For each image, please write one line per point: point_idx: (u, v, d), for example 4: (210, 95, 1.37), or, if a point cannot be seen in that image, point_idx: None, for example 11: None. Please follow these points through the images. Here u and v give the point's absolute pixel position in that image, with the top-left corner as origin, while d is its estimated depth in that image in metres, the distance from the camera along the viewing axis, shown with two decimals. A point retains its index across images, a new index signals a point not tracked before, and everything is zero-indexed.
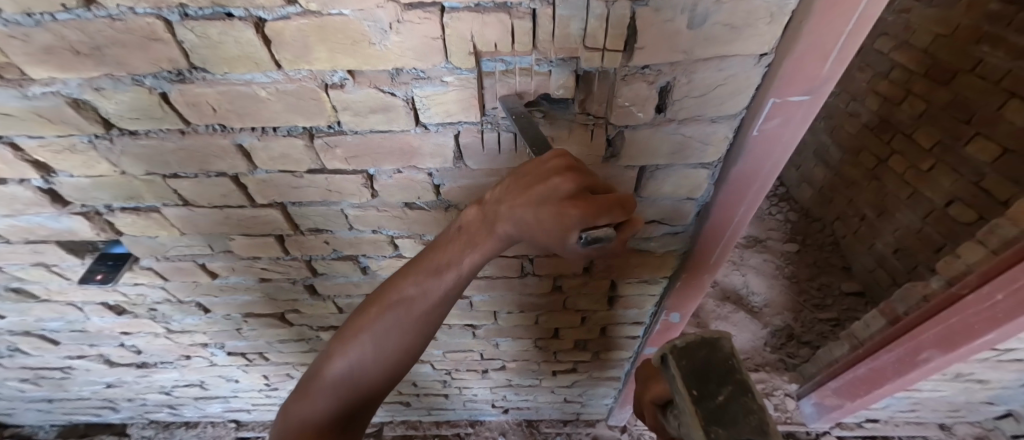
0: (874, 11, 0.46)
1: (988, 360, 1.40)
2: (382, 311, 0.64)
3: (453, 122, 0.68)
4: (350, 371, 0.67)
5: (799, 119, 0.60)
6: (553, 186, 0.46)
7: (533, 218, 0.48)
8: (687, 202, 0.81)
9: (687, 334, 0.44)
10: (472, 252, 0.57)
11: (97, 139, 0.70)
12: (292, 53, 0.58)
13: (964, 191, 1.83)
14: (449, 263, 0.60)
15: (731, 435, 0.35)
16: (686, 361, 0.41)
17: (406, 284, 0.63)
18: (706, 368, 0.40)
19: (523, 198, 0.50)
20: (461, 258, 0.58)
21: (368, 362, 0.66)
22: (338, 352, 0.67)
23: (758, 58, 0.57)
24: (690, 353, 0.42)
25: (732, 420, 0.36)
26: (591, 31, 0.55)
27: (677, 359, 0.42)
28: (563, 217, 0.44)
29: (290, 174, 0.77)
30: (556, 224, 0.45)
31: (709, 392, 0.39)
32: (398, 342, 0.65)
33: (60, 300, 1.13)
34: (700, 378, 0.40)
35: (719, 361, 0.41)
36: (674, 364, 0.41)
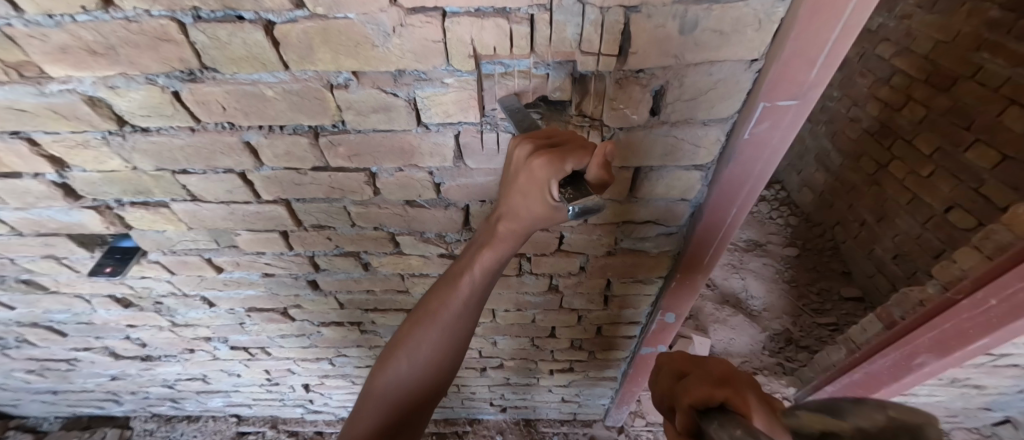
0: (857, 19, 0.48)
1: (983, 365, 1.40)
2: (418, 316, 0.68)
3: (453, 122, 0.70)
4: (396, 384, 0.67)
5: (788, 123, 0.62)
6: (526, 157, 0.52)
7: (526, 194, 0.54)
8: (681, 203, 0.83)
9: None
10: (492, 244, 0.62)
11: (110, 135, 0.73)
12: (297, 54, 0.60)
13: (963, 197, 1.83)
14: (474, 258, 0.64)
15: None
16: None
17: (437, 287, 0.68)
18: None
19: (512, 181, 0.56)
20: (484, 252, 0.63)
21: (412, 367, 0.67)
22: (384, 367, 0.69)
23: (748, 63, 0.59)
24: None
25: None
26: (586, 36, 0.57)
27: None
28: (544, 178, 0.49)
29: (294, 171, 0.79)
30: (535, 179, 0.50)
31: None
32: (436, 340, 0.66)
33: (68, 292, 1.16)
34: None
35: None
36: None
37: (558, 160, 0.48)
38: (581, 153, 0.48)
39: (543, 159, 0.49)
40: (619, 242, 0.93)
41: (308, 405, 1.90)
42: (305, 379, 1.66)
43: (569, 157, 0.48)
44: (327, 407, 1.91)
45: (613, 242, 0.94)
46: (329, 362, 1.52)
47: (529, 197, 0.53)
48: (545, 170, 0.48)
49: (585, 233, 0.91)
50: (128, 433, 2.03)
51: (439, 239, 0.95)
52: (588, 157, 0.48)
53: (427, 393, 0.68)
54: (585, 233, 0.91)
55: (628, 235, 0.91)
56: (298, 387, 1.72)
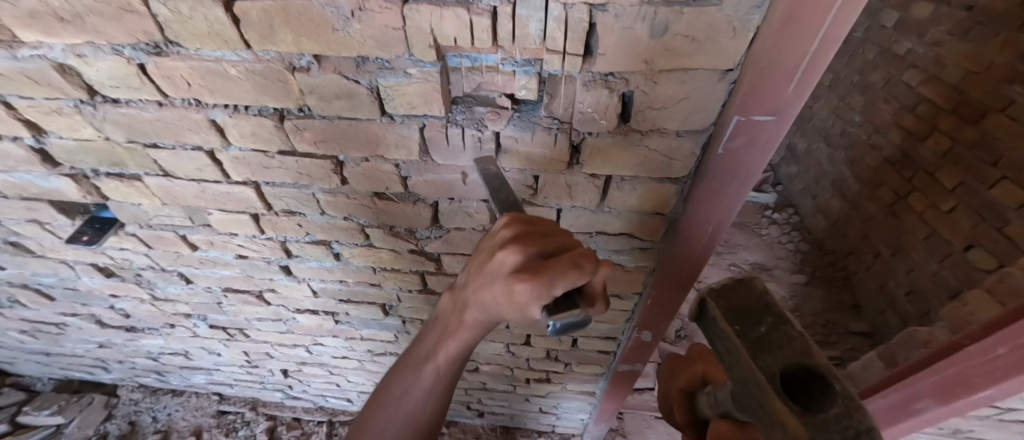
0: (837, 32, 0.44)
1: (988, 418, 1.25)
2: (403, 370, 0.68)
3: (417, 115, 0.68)
4: (382, 430, 0.69)
5: (763, 141, 0.58)
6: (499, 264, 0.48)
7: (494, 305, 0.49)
8: (656, 217, 0.79)
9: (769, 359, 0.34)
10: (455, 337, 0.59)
11: (81, 104, 0.73)
12: (259, 33, 0.59)
13: (984, 236, 1.74)
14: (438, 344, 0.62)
15: (776, 354, 0.34)
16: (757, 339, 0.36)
17: (418, 348, 0.66)
18: (747, 305, 0.39)
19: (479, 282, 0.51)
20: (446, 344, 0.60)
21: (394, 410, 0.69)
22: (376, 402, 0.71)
23: (724, 73, 0.56)
24: (725, 293, 0.40)
25: (775, 345, 0.35)
26: (550, 33, 0.54)
27: (718, 303, 0.40)
28: (523, 303, 0.44)
29: (261, 153, 0.78)
30: (513, 297, 0.45)
31: (751, 327, 0.37)
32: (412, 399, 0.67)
33: (53, 257, 1.18)
34: (738, 315, 0.38)
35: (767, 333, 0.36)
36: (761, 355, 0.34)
37: (541, 290, 0.42)
38: (568, 278, 0.43)
39: (523, 281, 0.44)
40: (593, 253, 0.90)
41: (287, 390, 1.91)
42: (284, 365, 1.66)
43: (553, 281, 0.42)
44: (306, 394, 1.91)
45: None
46: (306, 350, 1.51)
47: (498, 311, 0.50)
48: (527, 294, 0.43)
49: None
50: (114, 401, 2.07)
51: (409, 234, 0.93)
52: (577, 282, 0.43)
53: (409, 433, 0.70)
54: None
55: (602, 246, 0.88)
56: (277, 372, 1.72)
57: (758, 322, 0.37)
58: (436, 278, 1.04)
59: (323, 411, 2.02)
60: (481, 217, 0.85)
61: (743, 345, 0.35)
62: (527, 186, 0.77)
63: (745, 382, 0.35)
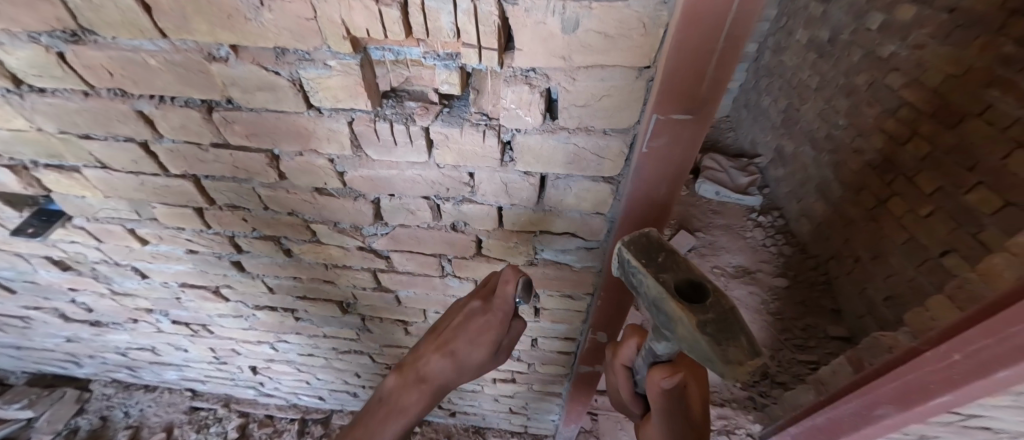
0: (741, 29, 0.45)
1: (953, 425, 1.22)
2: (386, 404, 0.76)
3: (345, 108, 0.67)
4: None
5: (685, 139, 0.58)
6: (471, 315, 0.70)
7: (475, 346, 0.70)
8: (596, 217, 0.78)
9: (670, 278, 0.48)
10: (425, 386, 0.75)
11: (9, 93, 0.72)
12: (173, 23, 0.58)
13: (960, 241, 1.73)
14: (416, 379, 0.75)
15: (676, 272, 0.48)
16: (664, 272, 0.48)
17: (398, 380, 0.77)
18: (649, 245, 0.52)
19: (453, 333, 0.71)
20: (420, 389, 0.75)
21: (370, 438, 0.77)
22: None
23: (640, 71, 0.54)
24: (635, 240, 0.53)
25: (672, 266, 0.49)
26: (462, 27, 0.53)
27: (627, 246, 0.52)
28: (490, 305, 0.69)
29: (194, 145, 0.76)
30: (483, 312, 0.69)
31: (652, 260, 0.50)
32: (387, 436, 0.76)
33: (7, 249, 1.17)
34: (646, 254, 0.50)
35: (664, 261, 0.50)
36: (661, 278, 0.47)
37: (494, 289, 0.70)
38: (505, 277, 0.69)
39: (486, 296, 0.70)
40: (540, 252, 0.89)
41: (259, 388, 1.90)
42: (252, 361, 1.65)
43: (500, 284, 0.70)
44: (278, 392, 1.90)
45: (533, 251, 0.89)
46: (271, 347, 1.50)
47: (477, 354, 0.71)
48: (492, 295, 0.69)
49: (503, 238, 0.87)
50: (86, 396, 2.06)
51: (355, 231, 0.91)
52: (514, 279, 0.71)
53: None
54: (502, 240, 0.87)
55: (547, 245, 0.87)
56: (246, 369, 1.71)
57: (657, 255, 0.50)
58: (387, 276, 1.03)
59: (295, 409, 2.00)
60: (422, 213, 0.84)
61: (651, 271, 0.48)
62: (464, 183, 0.76)
63: (654, 296, 0.48)
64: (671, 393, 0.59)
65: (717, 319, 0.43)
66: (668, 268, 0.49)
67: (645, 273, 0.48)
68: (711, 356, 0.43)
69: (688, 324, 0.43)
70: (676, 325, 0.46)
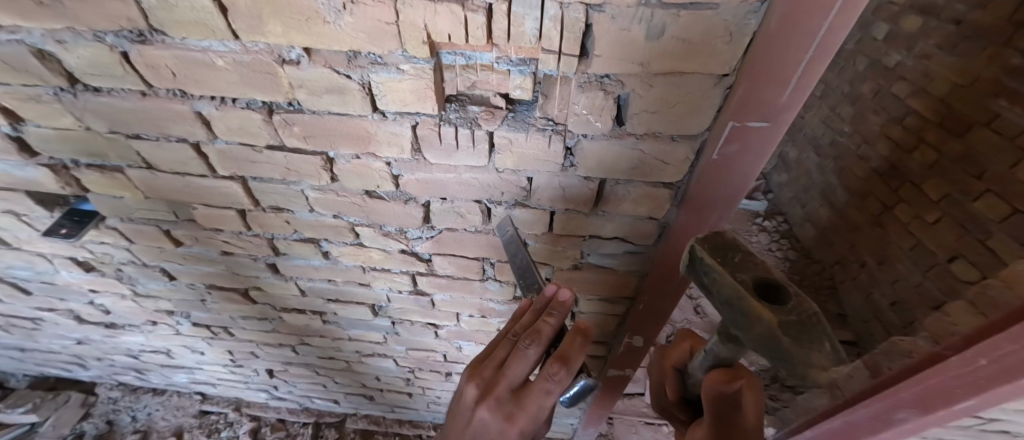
0: (834, 39, 0.44)
1: (971, 428, 1.25)
2: None
3: (410, 112, 0.67)
4: None
5: (758, 146, 0.58)
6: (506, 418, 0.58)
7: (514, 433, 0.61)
8: (649, 222, 0.79)
9: (745, 278, 0.49)
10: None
11: (61, 92, 0.71)
12: (246, 24, 0.57)
13: (968, 248, 1.76)
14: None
15: (750, 272, 0.49)
16: (740, 272, 0.49)
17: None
18: (721, 245, 0.53)
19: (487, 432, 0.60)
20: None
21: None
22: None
23: (719, 78, 0.55)
24: (709, 238, 0.55)
25: (746, 265, 0.50)
26: (545, 33, 0.53)
27: (700, 245, 0.53)
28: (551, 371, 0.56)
29: (248, 147, 0.76)
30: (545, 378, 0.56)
31: (727, 258, 0.51)
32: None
33: (29, 250, 1.14)
34: (720, 254, 0.52)
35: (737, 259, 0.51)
36: (738, 277, 0.49)
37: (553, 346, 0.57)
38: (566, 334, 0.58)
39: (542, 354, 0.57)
40: (586, 256, 0.90)
41: (272, 391, 1.88)
42: (269, 364, 1.63)
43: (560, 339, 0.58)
44: (291, 395, 1.88)
45: (579, 255, 0.90)
46: (291, 350, 1.49)
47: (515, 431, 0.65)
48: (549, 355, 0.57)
49: (551, 242, 0.87)
50: (92, 399, 2.02)
51: (400, 234, 0.92)
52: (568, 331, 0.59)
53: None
54: (550, 244, 0.88)
55: (595, 250, 0.87)
56: (261, 372, 1.69)
57: (732, 255, 0.52)
58: (426, 279, 1.03)
59: (308, 413, 1.98)
60: (472, 217, 0.84)
61: (728, 270, 0.49)
62: (520, 187, 0.76)
63: (728, 296, 0.50)
64: (726, 399, 0.59)
65: (800, 320, 0.45)
66: (742, 268, 0.50)
67: (721, 271, 0.50)
68: (791, 355, 0.45)
69: (768, 323, 0.45)
70: (753, 322, 0.47)
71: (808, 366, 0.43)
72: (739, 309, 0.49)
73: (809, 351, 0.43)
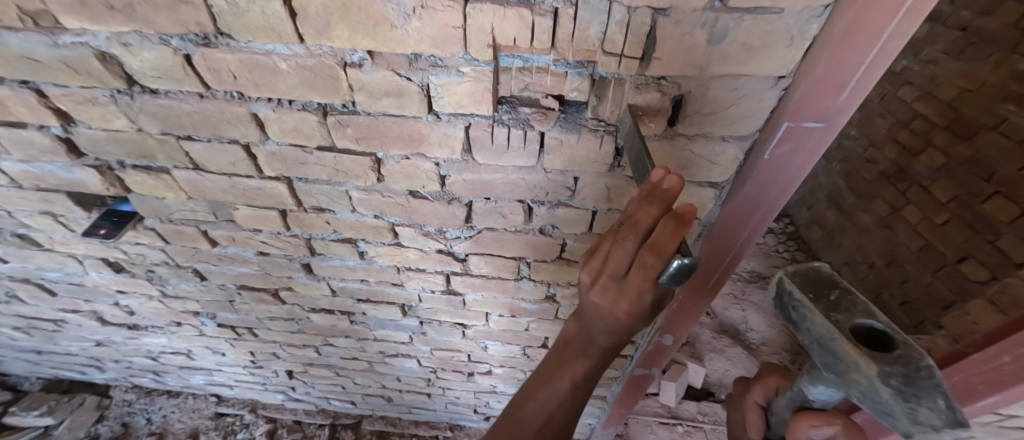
0: (896, 42, 0.46)
1: (990, 425, 1.27)
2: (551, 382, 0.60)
3: (464, 114, 0.68)
4: None
5: (809, 148, 0.60)
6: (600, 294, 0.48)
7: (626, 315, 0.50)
8: (691, 221, 0.81)
9: (842, 318, 0.42)
10: (585, 358, 0.57)
11: (118, 94, 0.72)
12: (315, 28, 0.59)
13: (978, 249, 1.78)
14: (559, 371, 0.59)
15: (848, 315, 0.42)
16: (837, 312, 0.42)
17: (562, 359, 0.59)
18: (817, 278, 0.46)
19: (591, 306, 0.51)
20: (577, 367, 0.57)
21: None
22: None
23: (775, 81, 0.58)
24: (798, 271, 0.47)
25: (845, 306, 0.43)
26: (609, 36, 0.55)
27: (788, 276, 0.47)
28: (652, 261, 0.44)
29: (299, 148, 0.77)
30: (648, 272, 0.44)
31: (821, 297, 0.44)
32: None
33: (62, 251, 1.15)
34: (814, 288, 0.45)
35: (834, 295, 0.44)
36: (832, 317, 0.42)
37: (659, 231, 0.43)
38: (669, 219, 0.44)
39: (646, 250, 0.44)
40: None
41: (289, 392, 1.88)
42: (290, 365, 1.63)
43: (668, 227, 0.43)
44: (308, 397, 1.88)
45: None
46: (314, 350, 1.50)
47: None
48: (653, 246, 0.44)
49: (590, 241, 0.89)
50: (106, 402, 2.01)
51: (439, 234, 0.93)
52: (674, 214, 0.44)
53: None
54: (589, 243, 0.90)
55: None
56: (281, 373, 1.70)
57: (829, 291, 0.44)
58: (460, 278, 1.04)
59: (324, 414, 1.98)
60: (513, 216, 0.86)
61: (821, 308, 0.42)
62: (565, 187, 0.78)
63: (818, 336, 0.42)
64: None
65: (909, 373, 0.37)
66: (842, 306, 0.43)
67: (813, 309, 0.43)
68: (894, 410, 0.38)
69: (867, 370, 0.38)
70: (850, 369, 0.40)
71: (915, 424, 0.37)
72: (834, 355, 0.41)
73: (917, 411, 0.36)
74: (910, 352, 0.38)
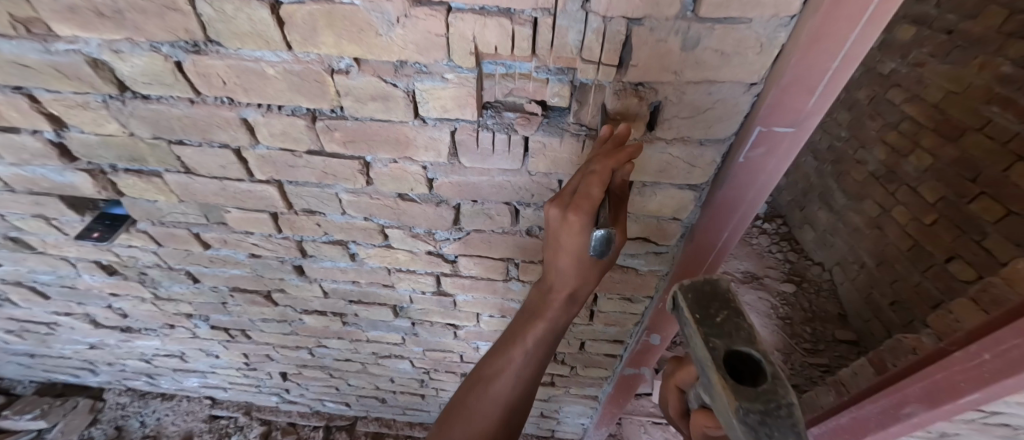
0: (858, 50, 0.48)
1: (973, 421, 1.29)
2: (515, 332, 0.66)
3: (450, 118, 0.70)
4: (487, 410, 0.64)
5: (782, 150, 0.62)
6: (559, 222, 0.53)
7: (574, 266, 0.57)
8: (673, 222, 0.83)
9: (717, 342, 0.44)
10: (544, 316, 0.63)
11: (110, 99, 0.73)
12: (302, 35, 0.60)
13: (966, 249, 1.82)
14: (523, 331, 0.65)
15: (728, 343, 0.44)
16: (717, 339, 0.44)
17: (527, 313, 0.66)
18: (708, 296, 0.48)
19: (549, 248, 0.59)
20: (536, 326, 0.64)
21: (470, 424, 0.63)
22: (443, 424, 0.66)
23: (747, 86, 0.60)
24: (696, 287, 0.49)
25: (727, 331, 0.45)
26: (587, 44, 0.57)
27: (684, 292, 0.49)
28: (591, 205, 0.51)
29: (288, 152, 0.79)
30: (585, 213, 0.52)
31: (706, 316, 0.46)
32: (486, 422, 0.63)
33: (55, 254, 1.15)
34: (703, 307, 0.47)
35: (723, 318, 0.46)
36: (709, 343, 0.44)
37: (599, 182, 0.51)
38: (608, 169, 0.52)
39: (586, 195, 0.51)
40: None
41: (284, 394, 1.89)
42: (284, 367, 1.64)
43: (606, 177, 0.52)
44: (303, 398, 1.89)
45: None
46: (308, 352, 1.50)
47: (587, 285, 0.60)
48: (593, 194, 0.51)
49: None
50: (100, 405, 2.01)
51: (428, 236, 0.95)
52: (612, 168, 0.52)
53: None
54: None
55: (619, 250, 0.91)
56: (275, 375, 1.70)
57: (716, 313, 0.47)
58: (450, 280, 1.05)
59: (319, 416, 1.99)
60: (501, 218, 0.87)
61: (703, 333, 0.45)
62: (551, 189, 0.80)
63: (700, 359, 0.45)
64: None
65: (766, 411, 0.38)
66: (729, 331, 0.45)
67: (695, 331, 0.45)
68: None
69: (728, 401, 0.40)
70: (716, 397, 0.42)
71: None
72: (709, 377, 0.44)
73: None
74: (776, 387, 0.40)
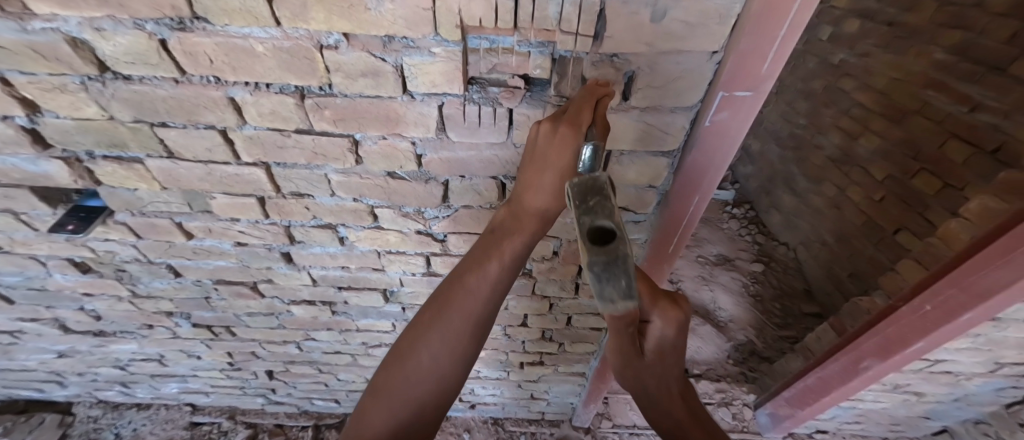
0: (802, 18, 0.56)
1: (921, 371, 1.42)
2: (484, 252, 0.67)
3: (438, 93, 0.73)
4: (453, 331, 0.65)
5: (742, 113, 0.69)
6: (548, 135, 0.59)
7: (560, 179, 0.59)
8: (649, 191, 0.89)
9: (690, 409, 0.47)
10: (520, 235, 0.66)
11: (89, 81, 0.72)
12: (291, 11, 0.62)
13: (911, 220, 1.98)
14: (495, 248, 0.66)
15: None
16: None
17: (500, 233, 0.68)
18: None
19: (532, 166, 0.61)
20: (511, 243, 0.66)
21: (447, 339, 0.65)
22: (414, 344, 0.66)
23: (710, 55, 0.65)
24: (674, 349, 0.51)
25: None
26: (565, 16, 0.61)
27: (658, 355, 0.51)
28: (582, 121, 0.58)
29: (277, 132, 0.80)
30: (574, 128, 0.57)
31: None
32: (459, 337, 0.65)
33: (22, 253, 1.11)
34: None
35: None
36: None
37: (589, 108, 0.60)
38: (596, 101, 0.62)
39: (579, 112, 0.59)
40: None
41: (270, 395, 1.86)
42: (270, 365, 1.62)
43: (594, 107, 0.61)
44: (290, 398, 1.87)
45: None
46: (296, 346, 1.50)
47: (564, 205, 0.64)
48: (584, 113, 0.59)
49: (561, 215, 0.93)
50: (69, 419, 1.92)
51: (418, 215, 0.97)
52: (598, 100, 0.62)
53: (445, 392, 0.66)
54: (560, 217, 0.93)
55: None
56: (260, 374, 1.68)
57: None
58: (440, 259, 1.08)
59: (307, 416, 1.97)
60: (489, 194, 0.91)
61: None
62: None
63: None
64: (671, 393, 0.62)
65: None
66: None
67: None
68: None
69: None
70: None
71: None
72: None
73: None
74: None
